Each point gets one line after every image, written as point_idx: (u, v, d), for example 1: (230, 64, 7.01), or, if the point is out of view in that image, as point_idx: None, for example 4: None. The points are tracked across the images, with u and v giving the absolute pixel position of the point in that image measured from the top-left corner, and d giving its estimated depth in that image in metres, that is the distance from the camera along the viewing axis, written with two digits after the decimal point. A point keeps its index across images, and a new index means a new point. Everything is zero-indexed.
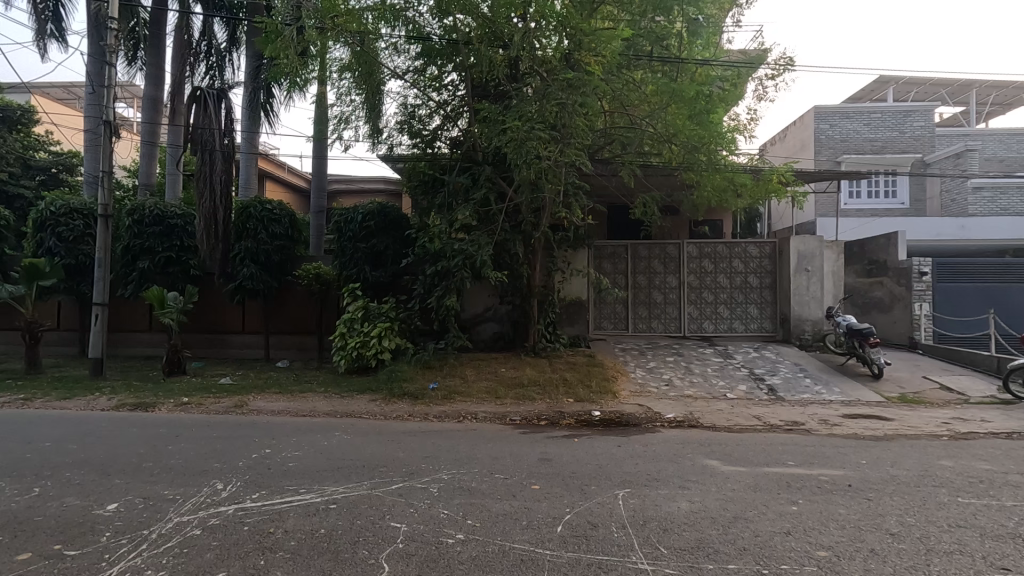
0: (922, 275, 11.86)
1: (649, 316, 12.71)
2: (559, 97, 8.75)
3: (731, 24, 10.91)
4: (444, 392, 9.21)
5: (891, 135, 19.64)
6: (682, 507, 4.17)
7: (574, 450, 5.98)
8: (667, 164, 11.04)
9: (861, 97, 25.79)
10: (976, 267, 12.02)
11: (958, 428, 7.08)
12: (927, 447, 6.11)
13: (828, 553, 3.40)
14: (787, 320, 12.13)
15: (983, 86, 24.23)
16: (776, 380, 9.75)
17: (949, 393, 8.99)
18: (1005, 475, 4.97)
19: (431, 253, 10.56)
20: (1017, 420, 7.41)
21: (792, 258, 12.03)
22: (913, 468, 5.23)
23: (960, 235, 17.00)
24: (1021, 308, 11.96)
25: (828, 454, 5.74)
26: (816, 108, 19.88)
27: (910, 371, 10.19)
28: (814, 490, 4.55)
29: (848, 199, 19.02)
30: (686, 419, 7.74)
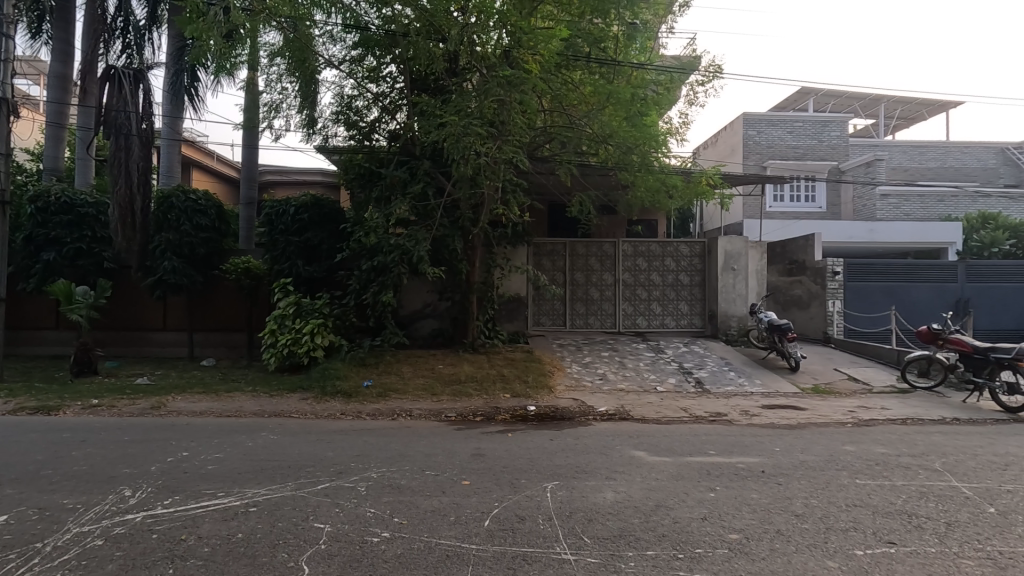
0: (835, 275, 12.73)
1: (586, 312, 12.98)
2: (498, 93, 8.81)
3: (666, 30, 11.36)
4: (378, 390, 9.05)
5: (811, 143, 20.99)
6: (607, 497, 4.30)
7: (508, 445, 6.03)
8: (603, 163, 11.33)
9: (785, 107, 27.41)
10: (881, 267, 13.05)
11: (861, 416, 7.67)
12: (834, 434, 6.58)
13: (739, 536, 3.60)
14: (715, 316, 12.73)
15: (890, 102, 26.34)
16: (703, 373, 10.22)
17: (855, 383, 9.73)
18: (898, 457, 5.42)
19: (367, 249, 10.34)
20: (911, 407, 8.13)
21: (720, 258, 12.62)
22: (820, 454, 5.62)
23: (869, 239, 18.25)
24: (918, 305, 13.06)
25: (747, 443, 6.09)
26: (745, 115, 20.97)
27: (823, 364, 10.95)
28: (731, 477, 4.82)
29: (773, 202, 20.30)
30: (617, 412, 7.97)
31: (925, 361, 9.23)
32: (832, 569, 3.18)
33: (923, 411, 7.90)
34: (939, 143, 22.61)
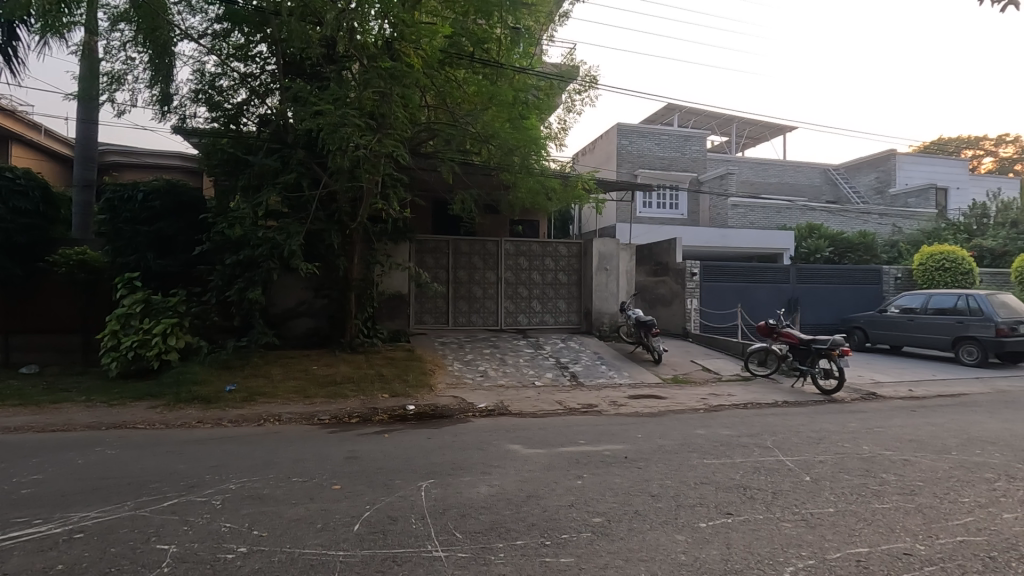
0: (693, 275, 14.03)
1: (469, 309, 13.05)
2: (378, 85, 8.57)
3: (548, 38, 11.76)
4: (243, 394, 8.36)
5: (675, 155, 22.96)
6: (481, 492, 4.37)
7: (385, 445, 5.90)
8: (486, 163, 11.47)
9: (654, 121, 29.70)
10: (732, 269, 14.60)
11: (711, 402, 8.57)
12: (689, 420, 7.26)
13: (602, 519, 3.84)
14: (590, 314, 13.44)
15: (740, 122, 29.64)
16: (578, 368, 10.76)
17: (708, 373, 10.83)
18: (739, 438, 6.11)
19: (232, 242, 9.50)
20: (751, 393, 9.24)
21: (594, 258, 13.34)
22: (676, 438, 6.17)
23: (722, 243, 20.31)
24: (759, 303, 14.84)
25: (614, 431, 6.53)
26: (619, 125, 22.40)
27: (681, 356, 12.05)
28: (598, 464, 5.13)
29: (642, 208, 22.35)
30: (496, 408, 8.13)
31: (763, 353, 10.49)
32: (680, 542, 3.50)
33: (761, 397, 9.00)
34: (778, 161, 25.84)
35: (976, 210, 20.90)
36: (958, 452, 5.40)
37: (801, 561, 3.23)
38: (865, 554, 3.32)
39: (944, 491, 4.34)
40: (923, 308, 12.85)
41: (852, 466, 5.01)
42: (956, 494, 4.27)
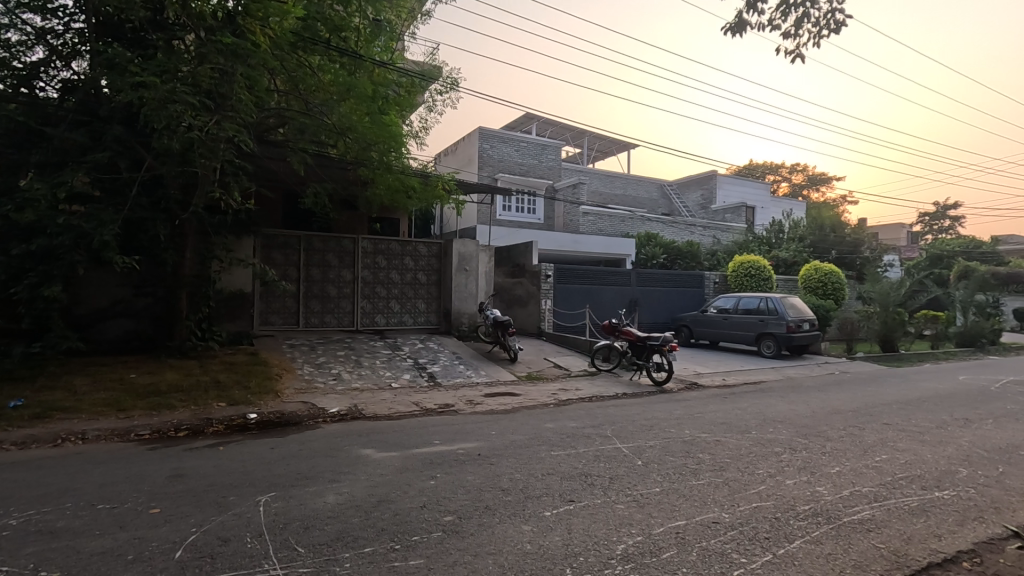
0: (547, 277, 14.73)
1: (322, 309, 12.34)
2: (217, 62, 7.73)
3: (409, 35, 11.62)
4: (35, 410, 7.01)
5: (533, 162, 24.02)
6: (328, 501, 4.16)
7: (217, 459, 5.33)
8: (342, 156, 10.94)
9: (514, 128, 30.78)
10: (582, 272, 15.63)
11: (561, 397, 9.11)
12: (539, 415, 7.62)
13: (453, 517, 3.88)
14: (449, 314, 13.48)
15: (591, 136, 31.96)
16: (436, 368, 10.74)
17: (558, 370, 11.49)
18: (583, 429, 6.57)
19: (20, 229, 7.91)
20: (597, 387, 10.00)
21: (454, 259, 13.41)
22: (527, 433, 6.46)
23: (573, 248, 21.48)
24: (605, 303, 16.09)
25: (469, 430, 6.64)
26: (481, 129, 22.82)
27: (535, 355, 12.62)
28: (452, 463, 5.17)
29: (502, 211, 22.96)
30: (349, 412, 7.80)
31: (607, 349, 11.43)
32: (527, 531, 3.66)
33: (604, 390, 9.78)
34: (623, 174, 28.32)
35: (774, 226, 24.90)
36: (756, 430, 6.38)
37: (631, 538, 3.57)
38: (682, 526, 3.76)
39: (744, 465, 5.10)
40: (735, 309, 14.96)
41: (676, 449, 5.65)
42: (754, 467, 5.03)
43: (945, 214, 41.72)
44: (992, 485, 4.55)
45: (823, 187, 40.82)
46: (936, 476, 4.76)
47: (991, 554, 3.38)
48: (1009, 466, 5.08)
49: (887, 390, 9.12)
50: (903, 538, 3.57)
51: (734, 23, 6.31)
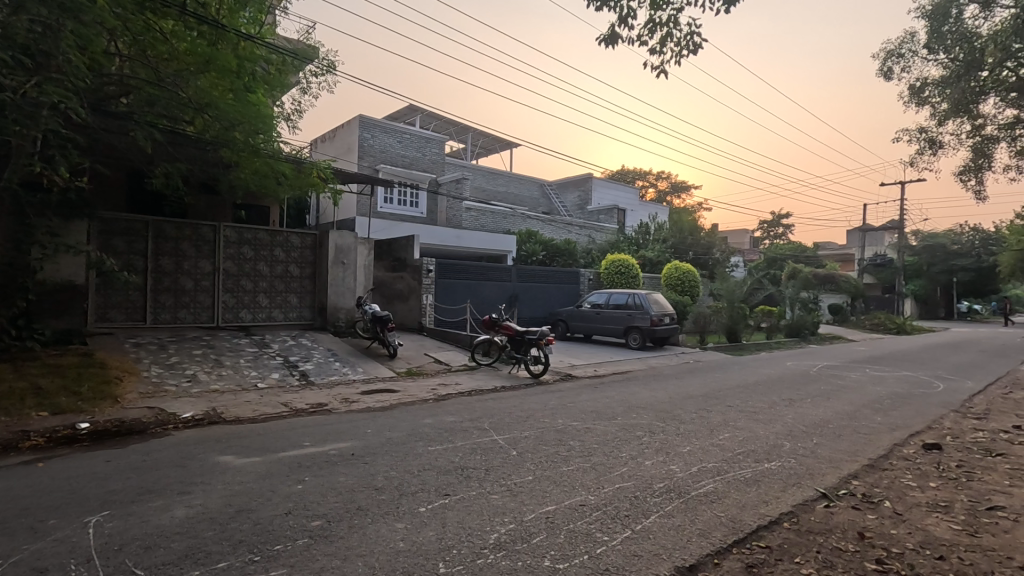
0: (428, 272, 14.56)
1: (176, 304, 11.10)
2: (38, 14, 6.46)
3: (281, 9, 10.80)
4: None
5: (416, 155, 23.64)
6: (176, 516, 3.75)
7: (34, 478, 4.56)
8: (199, 134, 9.87)
9: (396, 118, 29.99)
10: (463, 267, 15.66)
11: (441, 392, 9.08)
12: (418, 410, 7.52)
13: (321, 522, 3.69)
14: (324, 309, 12.79)
15: (475, 133, 32.13)
16: (309, 366, 10.15)
17: (439, 365, 11.43)
18: (461, 423, 6.60)
19: None
20: (477, 381, 10.11)
21: (330, 251, 12.74)
22: (404, 429, 6.35)
23: (456, 243, 21.43)
24: (485, 298, 16.28)
25: (343, 429, 6.37)
26: (361, 116, 21.89)
27: (415, 350, 12.43)
28: (322, 465, 4.92)
29: (383, 203, 22.36)
30: (206, 416, 7.09)
31: (487, 344, 11.60)
32: (400, 529, 3.59)
33: (483, 383, 9.91)
34: (506, 172, 28.88)
35: (642, 227, 26.91)
36: (621, 417, 6.86)
37: (504, 526, 3.65)
38: (552, 511, 3.93)
39: (610, 449, 5.46)
40: (607, 304, 15.98)
41: (549, 438, 5.88)
42: (618, 450, 5.39)
43: (779, 221, 47.98)
44: (808, 455, 5.33)
45: (683, 194, 44.92)
46: (767, 449, 5.46)
47: (805, 513, 3.95)
48: (820, 438, 5.98)
49: (731, 376, 10.30)
50: (739, 506, 4.04)
51: (607, 35, 6.68)
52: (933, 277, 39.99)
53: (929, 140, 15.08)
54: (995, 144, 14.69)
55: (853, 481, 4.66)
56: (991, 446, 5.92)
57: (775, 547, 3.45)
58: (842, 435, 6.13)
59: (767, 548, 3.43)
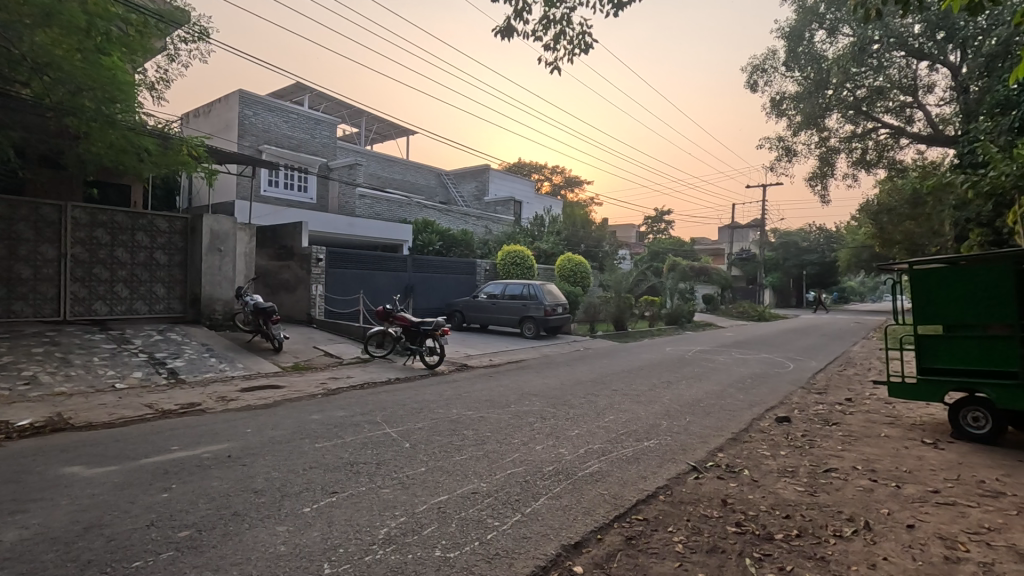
0: (318, 261, 13.80)
1: (9, 296, 9.53)
2: None
3: None
4: None
5: (304, 137, 22.31)
6: (8, 539, 3.24)
7: None
8: (38, 99, 8.53)
9: (282, 96, 28.03)
10: (356, 256, 15.04)
11: (330, 386, 8.70)
12: (305, 406, 7.15)
13: (190, 532, 3.38)
14: (198, 300, 11.68)
15: (369, 117, 30.94)
16: (179, 363, 9.23)
17: (328, 358, 10.94)
18: (351, 417, 6.37)
19: None
20: (370, 374, 9.81)
21: (205, 237, 11.61)
22: (288, 427, 5.99)
23: (348, 232, 20.50)
24: (380, 288, 15.77)
25: (218, 430, 5.88)
26: (241, 91, 20.12)
27: (303, 343, 11.77)
28: (192, 471, 4.50)
29: (267, 186, 20.86)
30: (49, 423, 6.19)
31: (381, 335, 11.29)
32: (281, 533, 3.39)
33: (375, 376, 9.64)
34: (401, 160, 28.16)
35: (537, 220, 27.60)
36: (514, 404, 7.01)
37: (394, 520, 3.58)
38: (444, 500, 3.92)
39: (502, 436, 5.55)
40: (502, 294, 16.24)
41: (442, 428, 5.87)
42: (510, 437, 5.50)
43: (661, 218, 51.60)
44: (682, 432, 5.80)
45: (576, 188, 46.74)
46: (646, 429, 5.88)
47: (678, 485, 4.31)
48: (693, 416, 6.54)
49: (616, 362, 10.93)
50: (621, 483, 4.31)
51: (503, 27, 6.72)
52: (787, 270, 45.19)
53: (786, 148, 16.98)
54: (836, 154, 16.91)
55: (720, 453, 5.15)
56: (829, 417, 6.84)
57: (651, 518, 3.72)
58: (711, 412, 6.77)
59: (645, 520, 3.69)
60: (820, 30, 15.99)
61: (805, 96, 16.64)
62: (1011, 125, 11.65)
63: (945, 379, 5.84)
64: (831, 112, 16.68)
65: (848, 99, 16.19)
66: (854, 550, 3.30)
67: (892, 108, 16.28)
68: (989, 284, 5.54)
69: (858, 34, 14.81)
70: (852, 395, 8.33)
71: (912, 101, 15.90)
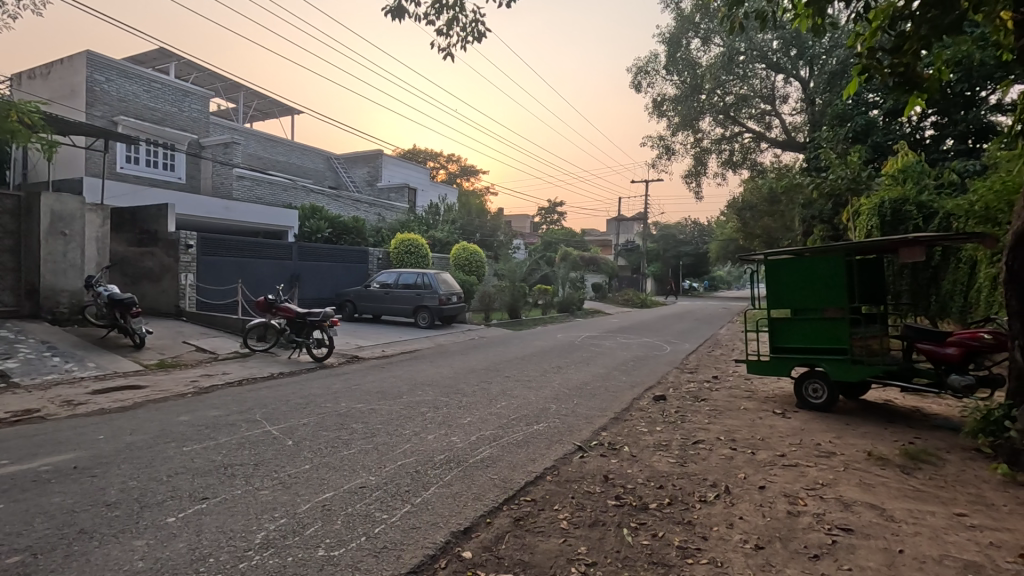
0: (187, 248, 12.54)
1: None
2: None
3: None
4: None
5: (169, 110, 20.13)
6: None
7: None
8: None
9: (142, 62, 24.94)
10: (233, 243, 13.88)
11: (202, 384, 7.97)
12: (171, 407, 6.48)
13: (22, 556, 2.94)
14: (36, 291, 10.11)
15: (248, 92, 28.52)
16: (11, 364, 7.95)
17: (201, 354, 10.01)
18: (226, 417, 5.89)
19: None
20: (249, 369, 9.13)
21: (44, 218, 10.04)
22: (151, 430, 5.41)
23: (223, 216, 18.80)
24: (261, 278, 14.70)
25: (62, 438, 5.16)
26: (90, 53, 17.62)
27: (171, 338, 10.66)
28: (27, 487, 3.90)
29: (125, 163, 18.55)
30: None
31: (262, 328, 10.56)
32: (139, 548, 3.05)
33: (256, 371, 8.99)
34: (285, 141, 26.43)
35: (432, 208, 27.21)
36: (406, 395, 6.89)
37: (273, 523, 3.37)
38: (329, 497, 3.76)
39: (393, 427, 5.44)
40: (395, 283, 15.85)
41: (330, 423, 5.62)
42: (401, 429, 5.40)
43: (554, 209, 53.18)
44: (569, 414, 6.05)
45: (472, 177, 46.68)
46: (536, 413, 6.06)
47: (564, 465, 4.50)
48: (579, 398, 6.86)
49: (510, 350, 11.14)
50: (511, 467, 4.41)
51: (394, 7, 6.48)
52: (667, 261, 48.64)
53: (666, 147, 18.24)
54: (708, 154, 18.47)
55: (603, 432, 5.45)
56: (698, 394, 7.50)
57: (538, 498, 3.86)
58: (596, 394, 7.14)
59: (532, 501, 3.81)
60: (695, 39, 17.31)
61: (682, 99, 17.91)
62: (847, 135, 13.58)
63: (792, 356, 6.64)
64: (704, 115, 18.10)
65: (718, 104, 17.71)
66: (715, 512, 3.66)
67: (754, 115, 18.07)
68: (828, 273, 6.31)
69: (726, 45, 16.27)
70: (717, 373, 9.20)
71: (770, 109, 17.77)
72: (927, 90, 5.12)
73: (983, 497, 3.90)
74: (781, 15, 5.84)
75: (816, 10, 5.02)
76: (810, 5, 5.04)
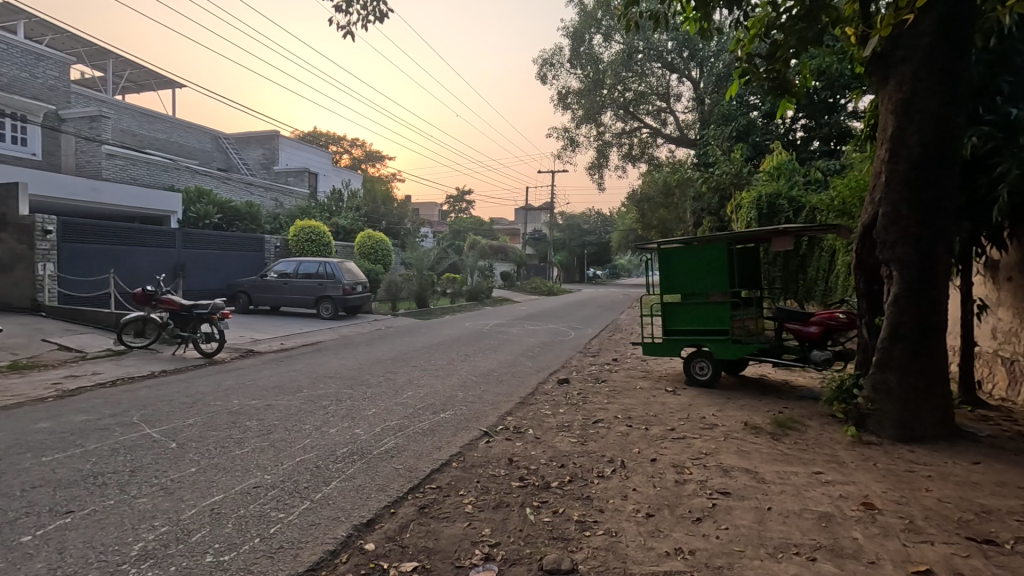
0: (46, 234, 11.07)
1: None
2: None
3: None
4: None
5: (19, 74, 17.56)
6: None
7: None
8: None
9: None
10: (103, 228, 12.43)
11: (67, 386, 7.09)
12: (27, 413, 5.72)
13: None
14: None
15: (118, 60, 25.49)
16: None
17: (64, 353, 8.91)
18: (96, 421, 5.30)
19: None
20: (124, 368, 8.26)
21: None
22: (1, 440, 4.75)
23: (91, 198, 16.69)
24: (139, 267, 13.31)
25: None
26: None
27: (25, 336, 9.38)
28: None
29: None
30: None
31: (140, 323, 9.60)
32: None
33: (133, 369, 8.16)
34: (166, 117, 24.11)
35: (335, 194, 26.03)
36: (307, 389, 6.59)
37: (153, 532, 3.10)
38: (219, 500, 3.52)
39: (291, 423, 5.18)
40: (295, 273, 15.04)
41: (220, 422, 5.24)
42: (301, 424, 5.16)
43: (463, 197, 52.90)
44: (476, 401, 6.11)
45: (378, 163, 45.19)
46: (443, 401, 6.05)
47: (470, 451, 4.55)
48: (486, 385, 6.93)
49: (417, 339, 10.98)
50: (416, 456, 4.38)
51: None
52: (572, 249, 50.12)
53: (570, 138, 18.75)
54: (610, 147, 19.24)
55: (509, 417, 5.55)
56: (599, 376, 7.87)
57: (443, 485, 3.87)
58: (502, 381, 7.26)
59: (437, 488, 3.81)
60: (598, 34, 17.89)
61: (585, 93, 18.48)
62: (731, 133, 14.75)
63: (683, 337, 7.14)
64: (606, 109, 18.78)
65: (619, 99, 18.47)
66: (611, 486, 3.88)
67: (651, 111, 19.06)
68: (712, 261, 6.83)
69: (626, 43, 17.01)
70: (617, 356, 9.68)
71: (665, 107, 18.83)
72: (795, 96, 5.69)
73: (836, 456, 4.46)
74: (672, 17, 6.16)
75: (702, 14, 5.35)
76: (697, 9, 5.36)
